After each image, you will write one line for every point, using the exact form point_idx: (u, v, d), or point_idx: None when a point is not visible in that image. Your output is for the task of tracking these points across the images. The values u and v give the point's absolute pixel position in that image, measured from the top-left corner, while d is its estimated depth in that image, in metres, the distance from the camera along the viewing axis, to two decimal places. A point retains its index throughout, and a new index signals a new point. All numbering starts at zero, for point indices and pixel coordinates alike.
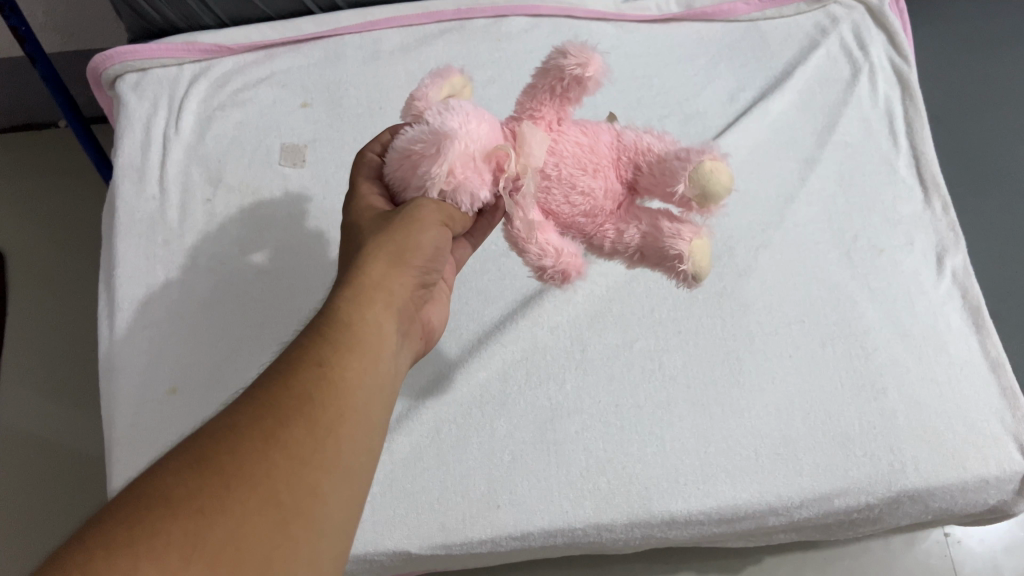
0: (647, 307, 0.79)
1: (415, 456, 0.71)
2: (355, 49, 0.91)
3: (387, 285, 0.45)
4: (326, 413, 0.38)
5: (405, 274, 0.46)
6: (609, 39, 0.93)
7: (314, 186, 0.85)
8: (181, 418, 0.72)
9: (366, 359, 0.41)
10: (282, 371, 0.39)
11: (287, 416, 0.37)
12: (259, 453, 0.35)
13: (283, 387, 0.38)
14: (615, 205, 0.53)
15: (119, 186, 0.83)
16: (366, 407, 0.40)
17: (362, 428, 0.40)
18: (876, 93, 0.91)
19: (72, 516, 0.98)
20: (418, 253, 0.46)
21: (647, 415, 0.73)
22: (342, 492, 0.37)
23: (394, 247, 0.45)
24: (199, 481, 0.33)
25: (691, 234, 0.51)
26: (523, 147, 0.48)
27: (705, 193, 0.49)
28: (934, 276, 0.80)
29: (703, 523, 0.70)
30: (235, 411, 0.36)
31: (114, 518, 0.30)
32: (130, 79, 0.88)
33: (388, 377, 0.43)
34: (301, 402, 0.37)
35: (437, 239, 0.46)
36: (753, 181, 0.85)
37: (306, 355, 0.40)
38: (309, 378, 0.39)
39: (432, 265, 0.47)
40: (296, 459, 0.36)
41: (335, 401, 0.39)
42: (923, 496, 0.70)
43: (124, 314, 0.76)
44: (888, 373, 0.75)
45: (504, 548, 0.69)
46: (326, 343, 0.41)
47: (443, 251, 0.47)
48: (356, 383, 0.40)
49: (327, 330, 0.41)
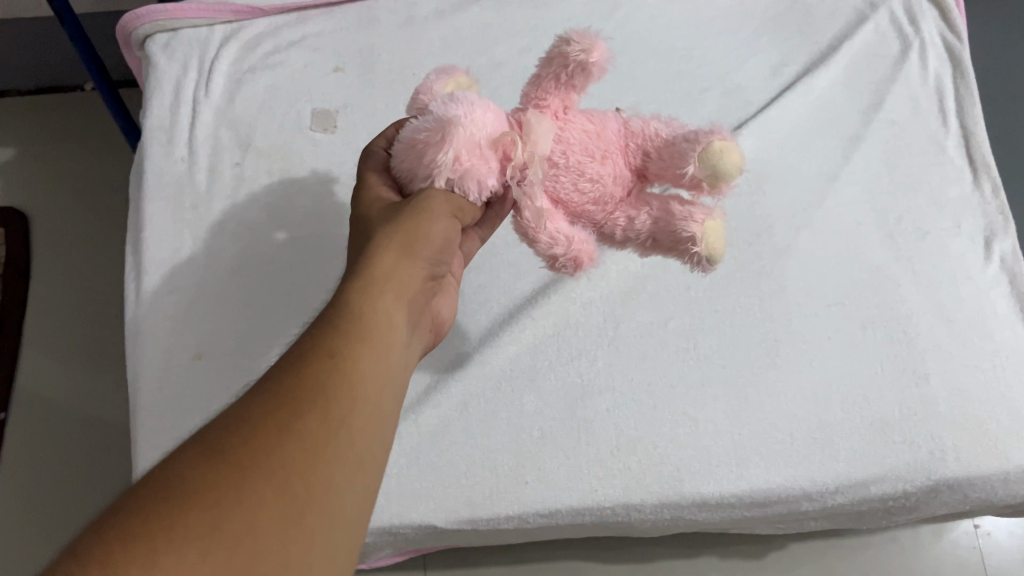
0: (683, 284, 0.77)
1: (444, 429, 0.70)
2: (389, 14, 0.89)
3: (397, 277, 0.42)
4: (340, 402, 0.35)
5: (416, 265, 0.44)
6: (650, 7, 0.90)
7: (345, 154, 0.83)
8: (208, 383, 0.71)
9: (381, 351, 0.39)
10: (293, 360, 0.36)
11: (303, 406, 0.34)
12: (272, 445, 0.32)
13: (293, 378, 0.35)
14: (623, 192, 0.52)
15: (148, 148, 0.82)
16: (380, 398, 0.38)
17: (376, 420, 0.37)
18: (927, 70, 0.88)
19: (99, 489, 0.97)
20: (427, 243, 0.44)
21: (680, 394, 0.72)
22: (357, 482, 0.34)
23: (403, 238, 0.43)
24: (216, 471, 0.30)
25: (703, 216, 0.49)
26: (527, 136, 0.47)
27: (716, 173, 0.48)
28: (981, 259, 0.78)
29: (734, 507, 0.68)
30: (247, 402, 0.34)
31: (131, 509, 0.29)
32: (160, 39, 0.86)
33: (398, 371, 0.40)
34: (315, 393, 0.35)
35: (446, 231, 0.45)
36: (796, 156, 0.83)
37: (320, 344, 0.37)
38: (324, 368, 0.36)
39: (442, 257, 0.46)
40: (312, 451, 0.33)
41: (349, 392, 0.36)
42: (963, 486, 0.67)
43: (152, 276, 0.75)
44: (930, 359, 0.72)
45: (530, 525, 0.68)
46: (338, 332, 0.38)
47: (452, 243, 0.46)
48: (371, 373, 0.38)
49: (339, 319, 0.39)
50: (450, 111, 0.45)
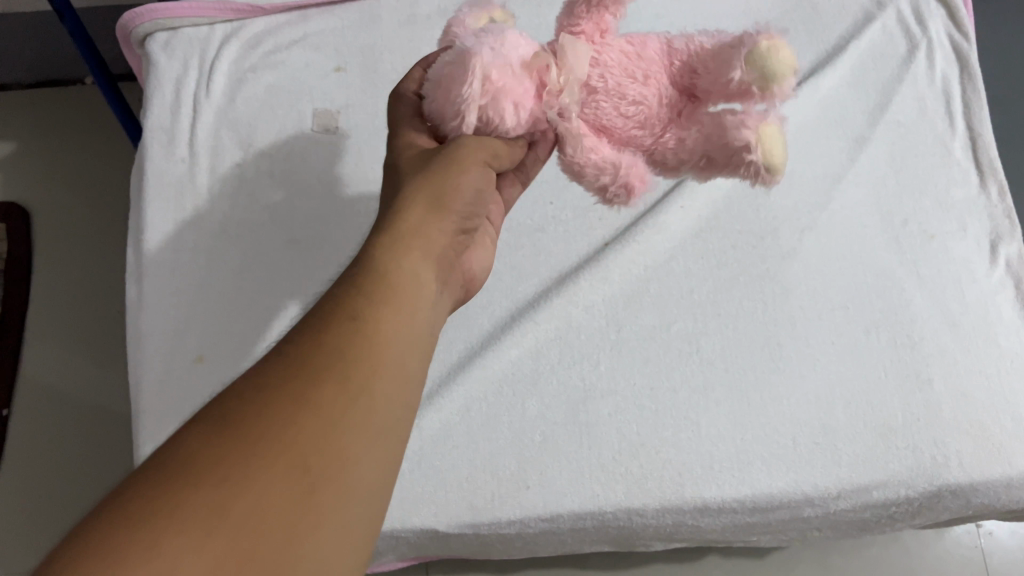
0: (686, 287, 0.76)
1: (445, 433, 0.70)
2: (391, 12, 0.89)
3: (425, 232, 0.42)
4: (360, 372, 0.35)
5: (444, 220, 0.43)
6: (654, 7, 0.89)
7: (346, 154, 0.82)
8: (208, 388, 0.71)
9: (404, 312, 0.38)
10: (314, 326, 0.36)
11: (318, 375, 0.34)
12: (286, 416, 0.32)
13: (313, 346, 0.35)
14: (670, 115, 0.49)
15: (149, 147, 0.81)
16: (402, 366, 0.37)
17: (398, 388, 0.36)
18: (933, 70, 0.87)
19: (104, 480, 0.98)
20: (457, 197, 0.43)
21: (682, 399, 0.71)
22: (376, 452, 0.34)
23: (432, 192, 0.42)
24: (226, 445, 0.30)
25: (758, 121, 0.46)
26: (561, 62, 0.46)
27: (767, 74, 0.45)
28: (987, 264, 0.77)
29: (736, 511, 0.68)
30: (263, 371, 0.34)
31: (138, 488, 0.28)
32: (160, 38, 0.86)
33: (427, 328, 0.40)
34: (334, 361, 0.34)
35: (477, 182, 0.44)
36: (801, 158, 0.82)
37: (341, 308, 0.37)
38: (345, 334, 0.36)
39: (473, 212, 0.45)
40: (328, 423, 0.32)
41: (368, 359, 0.35)
42: (966, 492, 0.67)
43: (153, 280, 0.75)
44: (935, 364, 0.72)
45: (532, 530, 0.68)
46: (359, 299, 0.38)
47: (484, 193, 0.45)
48: (392, 338, 0.37)
49: (360, 283, 0.38)
50: (469, 36, 0.45)
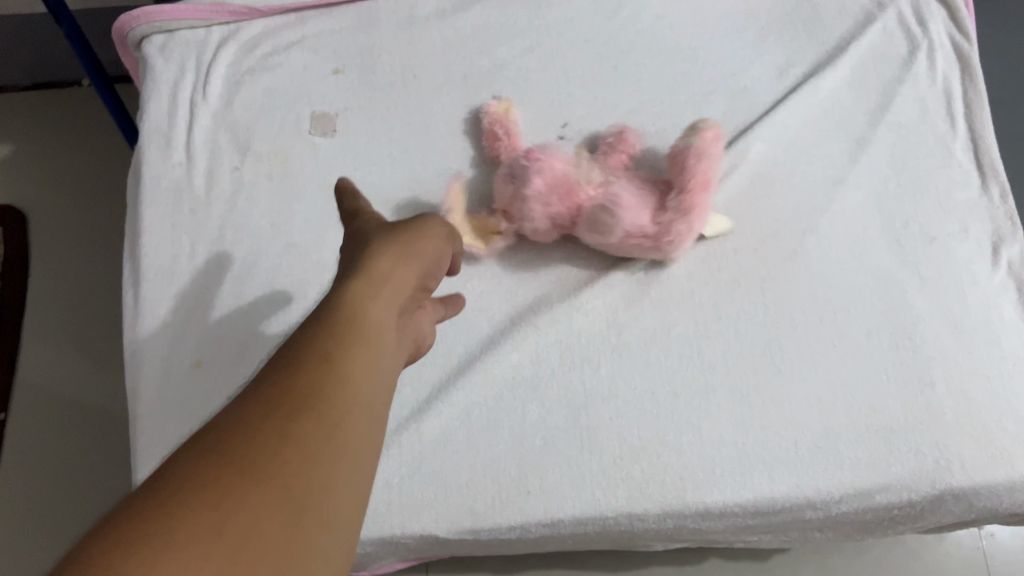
0: (687, 290, 0.76)
1: (445, 438, 0.70)
2: (389, 14, 0.88)
3: (395, 275, 0.44)
4: (335, 407, 0.34)
5: (410, 268, 0.45)
6: (654, 8, 0.89)
7: (344, 156, 0.82)
8: (205, 393, 0.70)
9: (374, 347, 0.38)
10: (285, 363, 0.35)
11: (296, 407, 0.33)
12: (264, 453, 0.31)
13: (285, 384, 0.34)
14: (657, 192, 0.74)
15: (146, 151, 0.81)
16: (373, 401, 0.37)
17: (370, 423, 0.36)
18: (934, 71, 0.86)
19: (101, 484, 0.97)
20: (421, 255, 0.47)
21: (684, 402, 0.71)
22: (351, 487, 0.34)
23: (402, 246, 0.46)
24: (212, 482, 0.30)
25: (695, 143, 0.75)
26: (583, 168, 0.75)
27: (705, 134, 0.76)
28: (989, 266, 0.77)
29: (738, 515, 0.68)
30: (240, 406, 0.33)
31: (125, 527, 0.28)
32: (156, 40, 0.86)
33: (392, 365, 0.40)
34: (307, 397, 0.34)
35: (437, 249, 0.49)
36: (802, 160, 0.82)
37: (314, 341, 0.36)
38: (317, 371, 0.35)
39: (432, 275, 0.48)
40: (309, 454, 0.32)
41: (341, 394, 0.35)
42: (969, 495, 0.67)
43: (150, 285, 0.75)
44: (937, 367, 0.72)
45: (533, 534, 0.68)
46: (330, 336, 0.37)
47: (439, 265, 0.49)
48: (365, 370, 0.37)
49: (329, 323, 0.38)
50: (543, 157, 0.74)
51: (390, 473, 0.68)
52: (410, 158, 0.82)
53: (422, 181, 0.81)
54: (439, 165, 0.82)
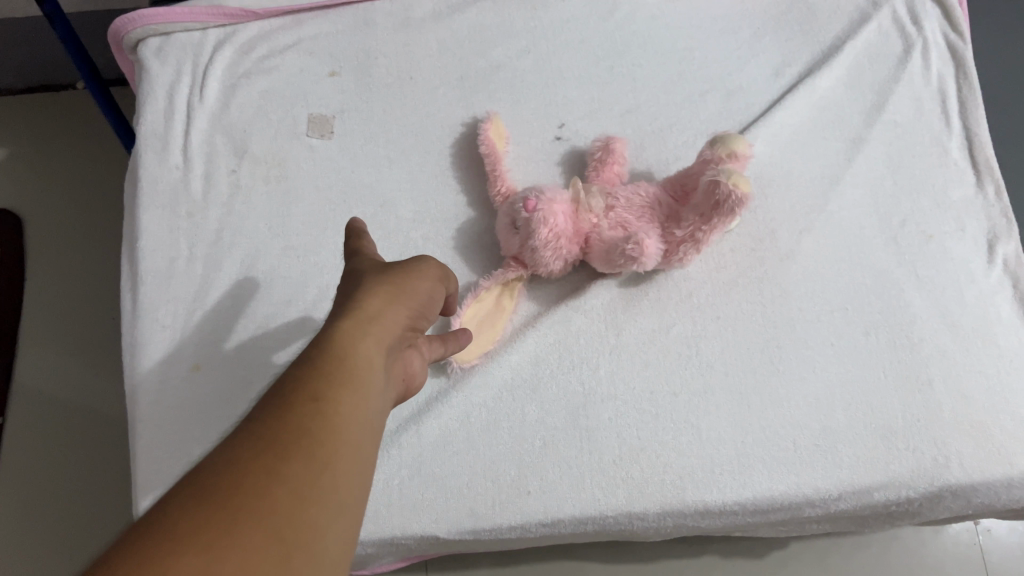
0: (685, 290, 0.76)
1: (445, 440, 0.70)
2: (385, 15, 0.88)
3: (383, 316, 0.46)
4: (325, 446, 0.36)
5: (399, 309, 0.47)
6: (649, 9, 0.89)
7: (341, 159, 0.82)
8: (204, 397, 0.70)
9: (360, 396, 0.39)
10: (276, 403, 0.36)
11: (286, 449, 0.34)
12: (258, 487, 0.32)
13: (277, 423, 0.35)
14: (667, 212, 0.73)
15: (142, 155, 0.81)
16: (360, 441, 0.38)
17: (358, 461, 0.37)
18: (929, 69, 0.87)
19: (97, 487, 0.97)
20: (412, 296, 0.49)
21: (683, 402, 0.71)
22: (341, 524, 0.34)
23: (394, 288, 0.48)
24: (208, 514, 0.30)
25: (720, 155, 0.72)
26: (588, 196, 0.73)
27: (727, 142, 0.72)
28: (985, 264, 0.77)
29: (737, 514, 0.68)
30: (233, 446, 0.34)
31: (123, 554, 0.28)
32: (152, 43, 0.85)
33: (379, 411, 0.41)
34: (299, 436, 0.35)
35: (428, 290, 0.51)
36: (798, 160, 0.82)
37: (303, 387, 0.38)
38: (307, 411, 0.36)
39: (422, 316, 0.50)
40: (299, 494, 0.33)
41: (331, 434, 0.36)
42: (967, 492, 0.67)
43: (148, 289, 0.75)
44: (934, 365, 0.72)
45: (533, 535, 0.68)
46: (320, 378, 0.38)
47: (431, 305, 0.52)
48: (351, 417, 0.38)
49: (320, 364, 0.39)
50: (540, 194, 0.71)
51: (390, 475, 0.68)
52: (407, 160, 0.82)
53: (419, 183, 0.81)
54: (437, 167, 0.82)
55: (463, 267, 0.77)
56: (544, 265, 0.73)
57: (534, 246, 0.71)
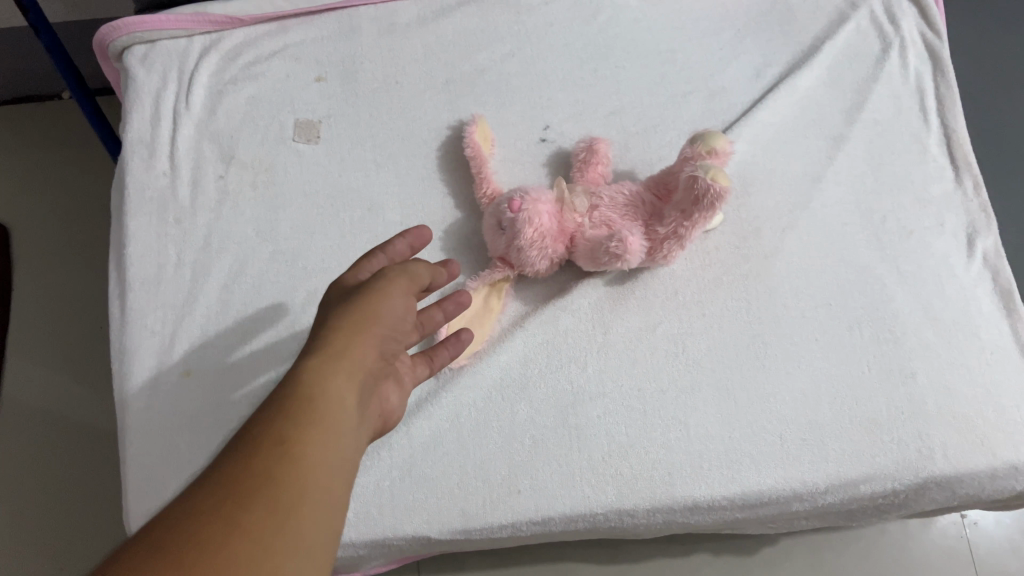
0: (671, 289, 0.76)
1: (435, 441, 0.70)
2: (371, 21, 0.89)
3: (351, 350, 0.50)
4: (290, 488, 0.40)
5: (367, 340, 0.52)
6: (631, 12, 0.91)
7: (328, 164, 0.82)
8: (195, 401, 0.71)
9: (326, 438, 0.44)
10: (245, 448, 0.41)
11: (249, 497, 0.38)
12: (220, 530, 0.36)
13: (244, 468, 0.40)
14: (651, 209, 0.74)
15: (128, 162, 0.81)
16: (325, 483, 0.42)
17: (325, 501, 0.41)
18: (907, 68, 0.88)
19: (84, 500, 0.96)
20: (380, 321, 0.54)
21: (671, 399, 0.72)
22: (302, 563, 0.38)
23: (361, 313, 0.53)
24: (167, 561, 0.34)
25: (700, 149, 0.73)
26: (571, 195, 0.74)
27: (705, 139, 0.73)
28: (965, 258, 0.78)
29: (726, 509, 0.69)
30: (200, 492, 0.38)
31: None
32: (138, 51, 0.86)
33: (348, 451, 0.45)
34: (263, 481, 0.39)
35: (398, 308, 0.55)
36: (781, 159, 0.83)
37: (270, 434, 0.42)
38: (274, 452, 0.41)
39: (394, 339, 0.55)
40: (258, 538, 0.37)
41: (295, 477, 0.41)
42: (951, 483, 0.68)
43: (137, 295, 0.75)
44: (918, 358, 0.73)
45: (524, 533, 0.69)
46: (288, 421, 0.43)
47: (405, 321, 0.56)
48: (316, 460, 0.42)
49: (288, 407, 0.44)
50: (524, 194, 0.72)
51: (381, 476, 0.68)
52: (395, 164, 0.82)
53: (407, 186, 0.81)
54: (424, 170, 0.82)
55: None
56: (530, 265, 0.73)
57: (519, 247, 0.71)
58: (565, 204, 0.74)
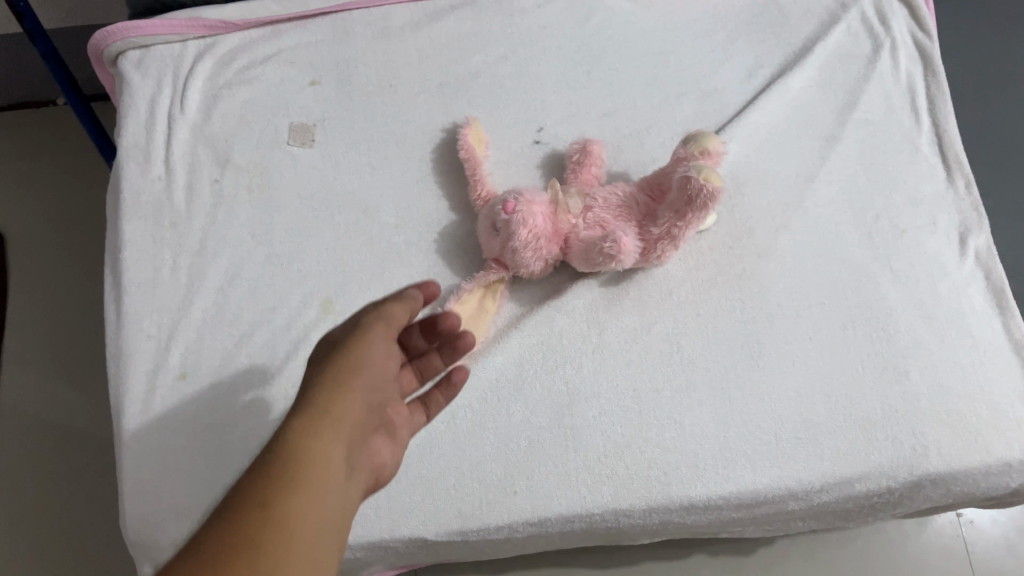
0: (665, 289, 0.77)
1: (431, 442, 0.70)
2: (365, 25, 0.89)
3: (335, 404, 0.50)
4: (274, 551, 0.40)
5: (351, 391, 0.52)
6: (623, 14, 0.91)
7: (323, 167, 0.82)
8: (191, 404, 0.71)
9: (312, 496, 0.44)
10: (229, 514, 0.41)
11: (231, 564, 0.39)
12: None
13: (227, 534, 0.40)
14: (645, 209, 0.75)
15: (124, 167, 0.81)
16: (311, 542, 0.43)
17: (312, 562, 0.42)
18: (898, 68, 0.89)
19: (80, 507, 0.96)
20: (364, 369, 0.53)
21: (666, 399, 0.72)
22: None
23: (343, 363, 0.52)
24: None
25: (692, 149, 0.73)
26: (565, 196, 0.74)
27: (698, 139, 0.73)
28: (957, 256, 0.79)
29: (721, 508, 0.69)
30: (183, 561, 0.39)
31: None
32: (132, 56, 0.86)
33: (336, 507, 0.46)
34: (246, 545, 0.40)
35: (380, 354, 0.55)
36: (773, 159, 0.83)
37: (253, 496, 0.43)
38: (262, 524, 0.41)
39: (378, 387, 0.55)
40: None
41: (279, 540, 0.41)
42: (946, 480, 0.69)
43: (133, 299, 0.75)
44: (911, 357, 0.73)
45: (521, 534, 0.69)
46: (272, 481, 0.44)
47: (389, 367, 0.56)
48: (302, 519, 0.43)
49: (272, 467, 0.45)
50: (518, 194, 0.72)
51: None
52: (390, 167, 0.83)
53: (402, 189, 0.82)
54: (418, 173, 0.83)
55: (446, 272, 0.77)
56: (525, 266, 0.74)
57: (514, 248, 0.72)
58: (559, 204, 0.74)
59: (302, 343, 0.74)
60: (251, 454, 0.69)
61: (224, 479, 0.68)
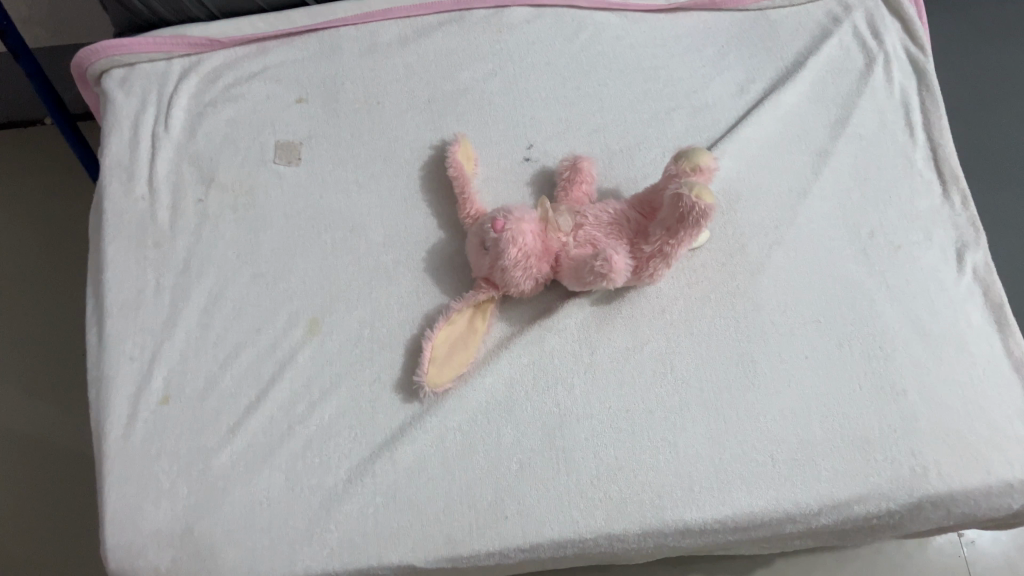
0: (658, 307, 0.75)
1: (420, 466, 0.68)
2: (352, 41, 0.88)
3: None
4: None
5: None
6: (613, 29, 0.90)
7: (309, 185, 0.81)
8: (174, 428, 0.70)
9: None
10: None
11: None
12: None
13: None
14: (637, 227, 0.73)
15: (106, 186, 0.80)
16: None
17: None
18: (891, 83, 0.88)
19: (62, 532, 0.94)
20: None
21: (659, 420, 0.70)
22: None
23: None
24: None
25: (684, 165, 0.72)
26: (555, 215, 0.73)
27: (690, 156, 0.72)
28: (954, 273, 0.78)
29: (718, 532, 0.67)
30: None
31: None
32: (117, 74, 0.85)
33: None
34: None
35: None
36: (765, 175, 0.82)
37: None
38: None
39: None
40: None
41: None
42: (946, 502, 0.67)
43: (114, 321, 0.74)
44: (908, 375, 0.72)
45: (512, 560, 0.67)
46: None
47: None
48: None
49: None
50: (507, 211, 0.71)
51: (364, 504, 0.67)
52: (377, 185, 0.81)
53: (389, 207, 0.80)
54: (406, 191, 0.81)
55: (434, 291, 0.76)
56: (514, 285, 0.72)
57: (503, 267, 0.70)
58: (549, 222, 0.72)
59: (287, 365, 0.72)
60: (235, 480, 0.68)
61: (207, 504, 0.67)
